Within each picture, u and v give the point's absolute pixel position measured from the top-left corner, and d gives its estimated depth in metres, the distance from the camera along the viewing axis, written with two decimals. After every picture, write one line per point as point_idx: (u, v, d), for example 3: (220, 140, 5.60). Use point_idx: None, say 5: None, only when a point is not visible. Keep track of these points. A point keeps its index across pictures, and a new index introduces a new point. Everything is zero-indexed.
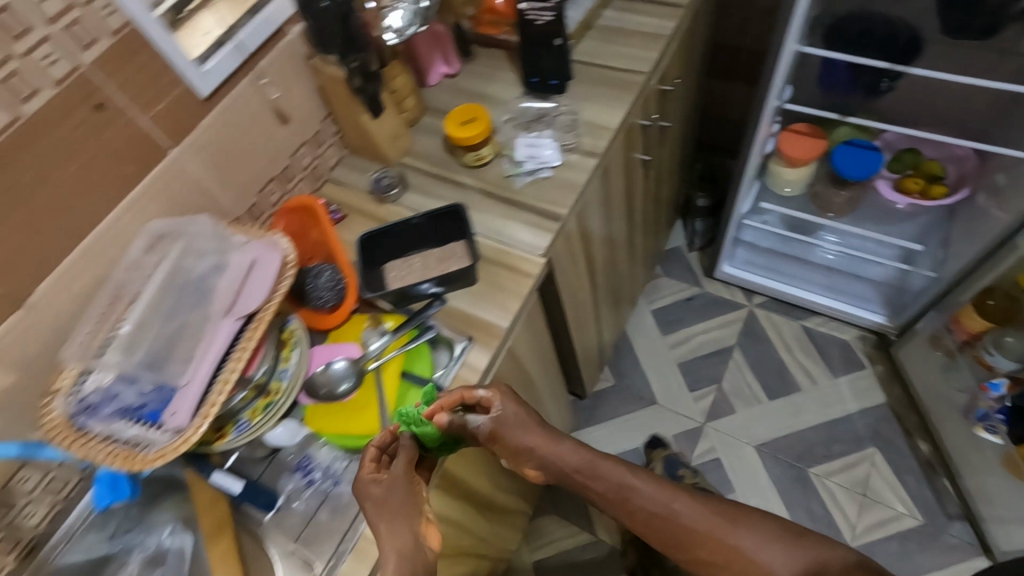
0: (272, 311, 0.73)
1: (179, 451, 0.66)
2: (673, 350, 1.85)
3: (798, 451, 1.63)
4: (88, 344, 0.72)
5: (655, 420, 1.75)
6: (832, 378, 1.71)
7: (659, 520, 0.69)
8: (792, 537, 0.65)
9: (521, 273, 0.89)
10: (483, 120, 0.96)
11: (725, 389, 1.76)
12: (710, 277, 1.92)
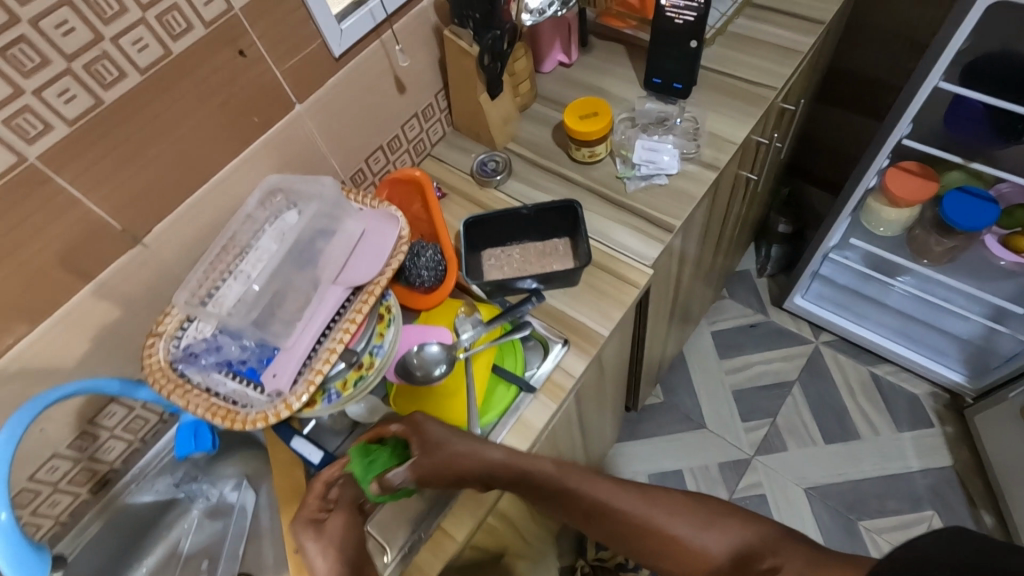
0: (383, 285, 0.70)
1: (278, 417, 0.64)
2: (729, 376, 1.78)
3: (849, 500, 1.56)
4: (194, 291, 0.71)
5: (701, 445, 1.69)
6: (896, 432, 1.63)
7: (612, 522, 0.71)
8: (716, 519, 0.68)
9: (626, 282, 0.85)
10: (604, 116, 0.91)
11: (780, 425, 1.68)
12: (779, 306, 1.85)
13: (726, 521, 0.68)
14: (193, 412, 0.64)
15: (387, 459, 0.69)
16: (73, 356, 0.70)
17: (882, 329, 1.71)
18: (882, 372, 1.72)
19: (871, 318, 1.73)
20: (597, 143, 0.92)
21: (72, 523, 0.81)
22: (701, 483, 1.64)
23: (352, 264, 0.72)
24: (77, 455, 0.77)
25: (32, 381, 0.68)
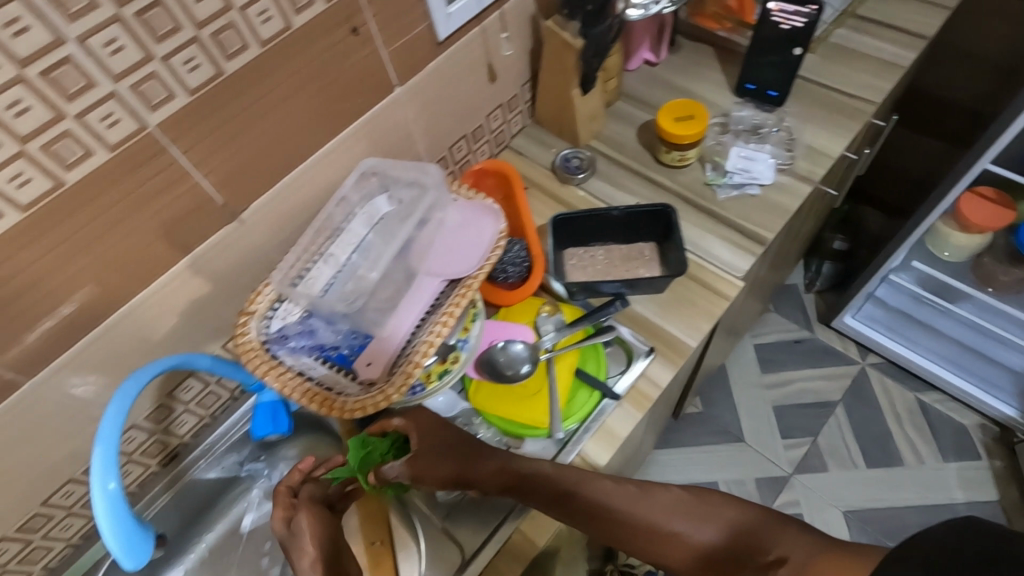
0: (482, 278, 0.68)
1: (378, 406, 0.62)
2: (771, 391, 1.73)
3: (889, 527, 1.53)
4: (287, 271, 0.70)
5: (738, 460, 1.65)
6: (940, 461, 1.59)
7: (598, 521, 0.65)
8: (709, 506, 0.67)
9: (716, 293, 0.83)
10: (700, 120, 0.88)
11: (820, 444, 1.65)
12: (825, 324, 1.80)
13: (711, 504, 0.67)
14: (290, 395, 0.63)
15: (384, 450, 0.68)
16: (161, 328, 0.69)
17: (935, 355, 1.66)
18: (929, 400, 1.68)
19: (923, 344, 1.68)
20: (691, 147, 0.89)
21: (141, 493, 0.80)
22: (736, 497, 1.61)
23: (449, 254, 0.70)
24: (154, 426, 0.76)
25: (122, 350, 0.67)
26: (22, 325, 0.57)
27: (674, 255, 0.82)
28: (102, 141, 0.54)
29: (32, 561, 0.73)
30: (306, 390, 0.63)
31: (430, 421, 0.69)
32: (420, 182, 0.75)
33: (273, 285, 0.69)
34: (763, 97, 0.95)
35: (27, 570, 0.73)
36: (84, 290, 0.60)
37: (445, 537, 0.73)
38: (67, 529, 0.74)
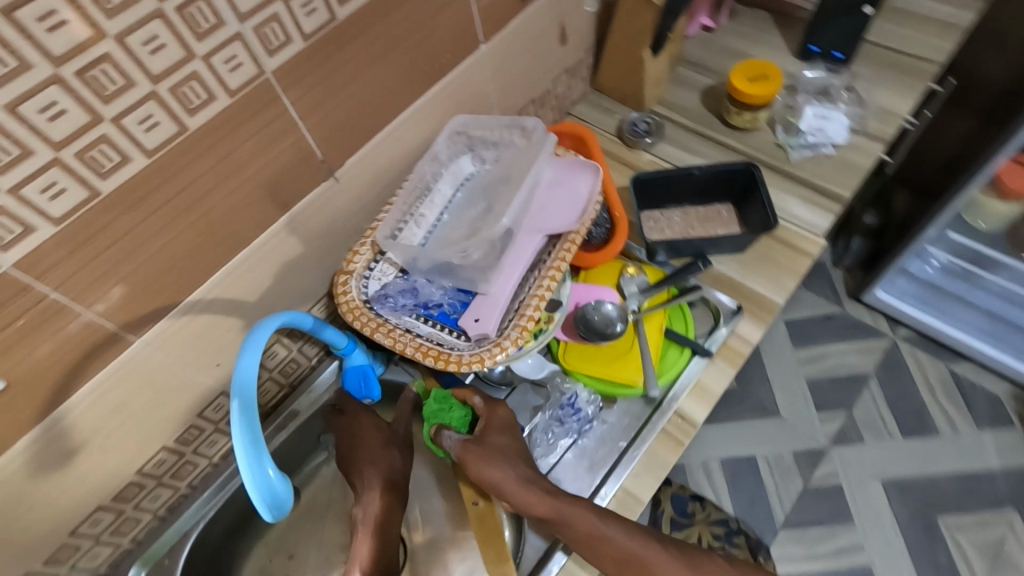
0: (585, 232, 0.67)
1: (494, 359, 0.61)
2: (804, 366, 1.67)
3: (928, 497, 1.49)
4: (387, 225, 0.70)
5: (776, 436, 1.58)
6: (975, 430, 1.56)
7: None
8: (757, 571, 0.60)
9: (798, 251, 0.83)
10: (775, 80, 0.87)
11: (855, 418, 1.59)
12: (855, 298, 1.73)
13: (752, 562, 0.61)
14: (401, 351, 0.62)
15: (453, 419, 0.72)
16: (256, 290, 0.67)
17: (970, 328, 1.62)
18: (960, 370, 1.64)
19: (956, 317, 1.64)
20: (762, 108, 0.88)
21: (224, 465, 0.79)
22: (775, 473, 1.54)
23: (548, 211, 0.70)
24: None
25: (220, 313, 0.65)
26: (137, 283, 0.55)
27: (757, 214, 0.82)
28: (224, 86, 0.51)
29: (122, 534, 0.71)
30: (417, 345, 0.62)
31: (505, 420, 0.71)
32: (508, 145, 0.76)
33: (369, 244, 0.68)
34: (829, 58, 0.95)
35: (116, 543, 0.72)
36: (194, 247, 0.58)
37: None
38: (156, 500, 0.73)
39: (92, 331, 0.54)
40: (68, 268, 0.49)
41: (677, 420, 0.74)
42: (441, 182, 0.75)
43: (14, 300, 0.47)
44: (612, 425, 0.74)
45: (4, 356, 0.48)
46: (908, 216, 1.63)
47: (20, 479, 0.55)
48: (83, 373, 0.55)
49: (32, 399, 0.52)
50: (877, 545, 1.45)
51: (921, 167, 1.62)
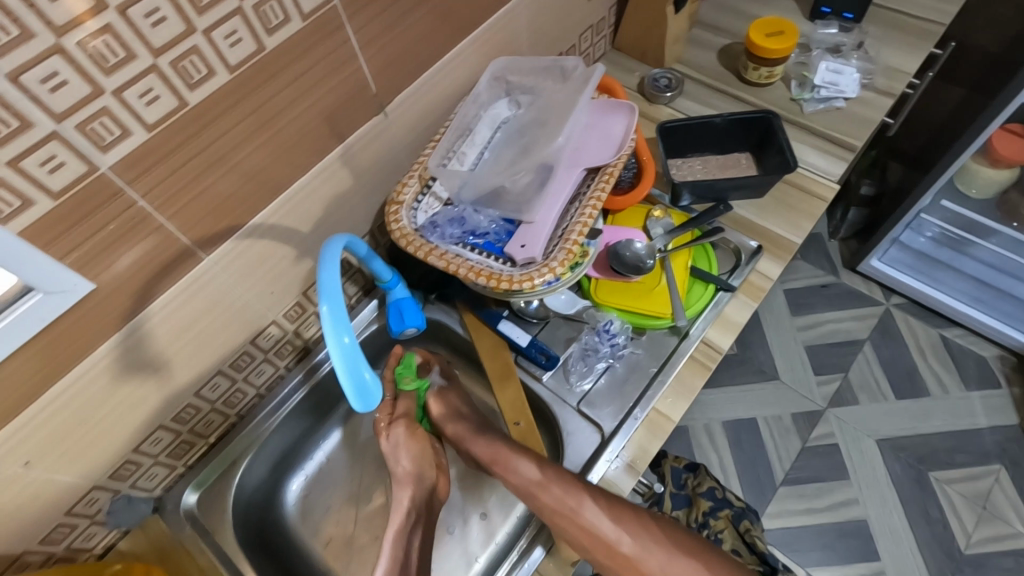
0: (622, 166, 0.71)
1: (543, 279, 0.65)
2: (804, 333, 1.62)
3: (921, 452, 1.45)
4: (437, 157, 0.74)
5: (773, 398, 1.54)
6: (963, 390, 1.52)
7: (581, 533, 0.64)
8: (685, 546, 0.68)
9: (814, 196, 0.87)
10: (791, 35, 0.92)
11: (851, 380, 1.55)
12: (850, 268, 1.70)
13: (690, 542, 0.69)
14: (455, 272, 0.66)
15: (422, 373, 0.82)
16: (309, 221, 0.70)
17: (961, 294, 1.59)
18: (950, 334, 1.61)
19: (950, 285, 1.61)
20: (778, 62, 0.93)
21: (269, 397, 0.82)
22: (775, 434, 1.49)
23: (585, 148, 0.74)
24: (289, 325, 0.78)
25: (276, 240, 0.68)
26: (209, 200, 0.58)
27: (775, 158, 0.86)
28: (298, 9, 0.54)
29: (178, 456, 0.75)
30: (470, 266, 0.67)
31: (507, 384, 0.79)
32: (544, 89, 0.78)
33: (416, 177, 0.72)
34: (839, 18, 1.00)
35: (171, 465, 0.75)
36: (259, 169, 0.61)
37: (582, 418, 0.76)
38: (208, 425, 0.77)
39: (170, 244, 0.57)
40: (157, 176, 0.52)
41: (703, 347, 0.79)
42: (480, 123, 0.78)
43: (109, 204, 0.50)
44: (643, 353, 0.79)
45: (94, 260, 0.51)
46: (903, 186, 1.56)
47: (105, 381, 0.59)
48: (159, 285, 0.58)
49: (115, 304, 0.55)
50: (873, 499, 1.41)
51: (911, 140, 1.53)
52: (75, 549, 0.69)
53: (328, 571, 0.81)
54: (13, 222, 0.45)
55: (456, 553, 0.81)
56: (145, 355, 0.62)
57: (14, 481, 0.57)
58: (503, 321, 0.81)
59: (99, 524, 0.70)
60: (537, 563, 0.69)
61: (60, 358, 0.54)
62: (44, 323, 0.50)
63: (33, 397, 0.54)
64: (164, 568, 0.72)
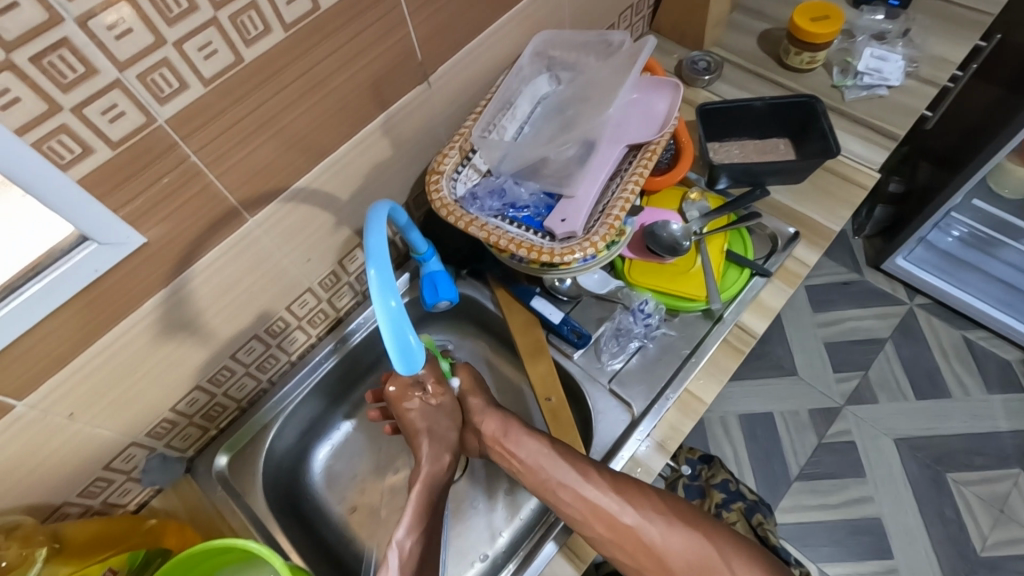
0: (665, 143, 0.70)
1: (584, 253, 0.65)
2: (823, 328, 1.52)
3: (936, 452, 1.35)
4: (480, 129, 0.74)
5: (789, 394, 1.44)
6: (984, 394, 1.40)
7: (578, 502, 0.64)
8: (686, 519, 0.65)
9: (853, 184, 0.86)
10: (836, 21, 0.90)
11: (869, 379, 1.44)
12: (874, 266, 1.58)
13: (695, 517, 0.66)
14: (496, 243, 0.67)
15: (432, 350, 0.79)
16: (349, 188, 0.70)
17: (986, 296, 1.49)
18: (974, 337, 1.49)
19: (975, 286, 1.51)
20: (822, 48, 0.91)
21: (300, 364, 0.83)
22: (791, 428, 1.40)
23: (627, 125, 0.74)
24: (323, 294, 0.79)
25: (316, 205, 0.68)
26: (257, 159, 0.58)
27: (816, 144, 0.85)
28: None
29: (211, 418, 0.76)
30: (510, 238, 0.67)
31: (537, 361, 0.79)
32: (587, 66, 0.78)
33: (457, 148, 0.73)
34: (884, 5, 0.99)
35: (205, 427, 0.76)
36: (307, 132, 0.60)
37: (612, 397, 0.76)
38: (241, 389, 0.77)
39: (217, 202, 0.57)
40: (210, 132, 0.52)
41: (737, 331, 0.78)
42: (521, 97, 0.77)
43: (162, 158, 0.50)
44: (676, 335, 0.79)
45: (147, 213, 0.52)
46: (930, 188, 1.34)
47: (147, 338, 0.60)
48: (204, 245, 0.59)
49: (162, 260, 0.56)
50: (888, 495, 1.31)
51: (940, 138, 1.29)
52: (110, 505, 0.71)
53: (353, 539, 0.82)
54: (74, 168, 0.45)
55: (480, 527, 0.82)
56: (185, 314, 0.62)
57: (58, 432, 0.58)
58: (536, 298, 0.82)
59: (134, 481, 0.71)
60: (549, 558, 0.67)
61: (106, 310, 0.54)
62: (97, 274, 0.50)
63: (80, 349, 0.54)
64: (193, 528, 0.72)
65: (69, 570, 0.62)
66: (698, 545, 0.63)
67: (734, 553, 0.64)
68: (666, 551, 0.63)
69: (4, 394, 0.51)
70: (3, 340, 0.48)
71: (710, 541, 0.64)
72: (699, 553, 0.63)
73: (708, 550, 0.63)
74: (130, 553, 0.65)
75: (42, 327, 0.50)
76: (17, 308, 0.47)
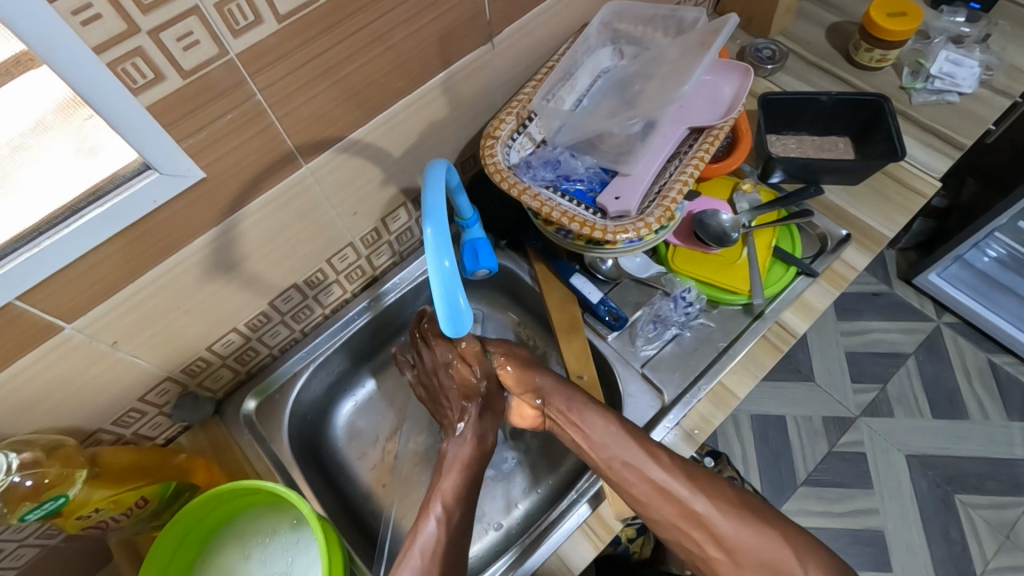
0: (728, 129, 0.69)
1: (638, 230, 0.65)
2: (848, 337, 1.48)
3: (951, 473, 1.32)
4: (540, 99, 0.73)
5: (806, 399, 1.42)
6: (1005, 420, 1.37)
7: (652, 489, 0.64)
8: (756, 515, 0.65)
9: (912, 191, 0.83)
10: (915, 17, 0.86)
11: (888, 392, 1.41)
12: (906, 280, 1.52)
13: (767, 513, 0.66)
14: (548, 214, 0.66)
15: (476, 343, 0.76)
16: (402, 145, 0.69)
17: (1018, 320, 1.43)
18: (1001, 360, 1.44)
19: (1010, 311, 1.45)
20: (896, 45, 0.87)
21: (333, 318, 0.84)
22: (803, 434, 1.39)
23: (691, 109, 0.73)
24: (363, 250, 0.78)
25: (368, 159, 0.67)
26: (321, 105, 0.57)
27: (879, 145, 0.83)
28: None
29: (243, 362, 0.77)
30: (562, 211, 0.67)
31: (570, 339, 0.78)
32: (654, 43, 0.77)
33: (515, 114, 0.72)
34: (965, 8, 0.95)
35: (236, 370, 0.77)
36: (368, 83, 0.59)
37: (644, 383, 0.76)
38: (275, 337, 0.78)
39: (277, 145, 0.56)
40: (278, 71, 0.51)
41: (777, 329, 0.76)
42: (582, 70, 0.77)
43: (228, 94, 0.49)
44: (715, 327, 0.78)
45: (208, 147, 0.51)
46: (976, 205, 1.26)
47: (193, 276, 0.60)
48: (259, 186, 0.58)
49: (215, 199, 0.55)
50: (893, 511, 1.30)
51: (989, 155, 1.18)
52: (141, 436, 0.72)
53: (370, 494, 0.83)
54: (144, 94, 0.44)
55: (497, 495, 0.82)
56: (232, 255, 0.62)
57: (101, 359, 0.58)
58: (576, 275, 0.81)
59: (165, 416, 0.72)
60: (583, 520, 0.68)
61: (156, 242, 0.54)
62: (155, 205, 0.50)
63: (130, 279, 0.55)
64: (218, 466, 0.74)
65: (104, 496, 0.61)
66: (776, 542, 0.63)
67: (801, 550, 0.63)
68: (736, 543, 0.63)
69: (55, 315, 0.51)
70: (60, 261, 0.48)
71: (778, 537, 0.63)
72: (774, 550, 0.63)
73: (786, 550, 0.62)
74: (162, 485, 0.66)
75: (97, 252, 0.50)
76: (75, 230, 0.47)
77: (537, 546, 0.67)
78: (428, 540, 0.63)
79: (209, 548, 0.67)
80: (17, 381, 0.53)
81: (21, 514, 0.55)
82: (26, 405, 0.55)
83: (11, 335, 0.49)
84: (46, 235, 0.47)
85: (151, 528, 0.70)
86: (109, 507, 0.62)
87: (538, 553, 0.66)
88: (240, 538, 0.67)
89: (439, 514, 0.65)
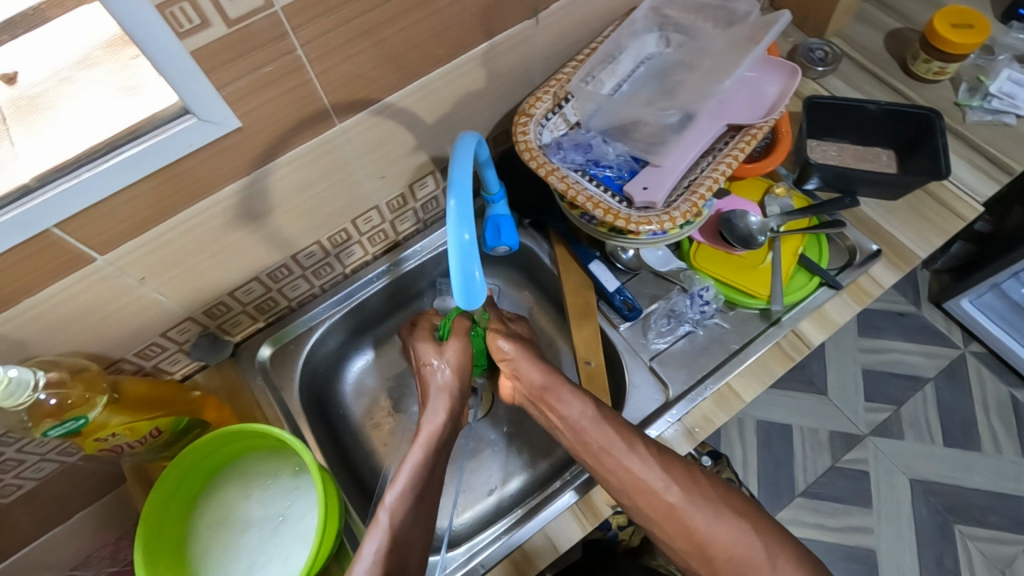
0: (767, 129, 0.68)
1: (663, 223, 0.64)
2: (867, 353, 1.45)
3: (953, 502, 1.31)
4: (578, 81, 0.73)
5: (815, 411, 1.41)
6: (1017, 457, 1.34)
7: (619, 475, 0.63)
8: (735, 510, 0.62)
9: (952, 212, 0.80)
10: (983, 29, 0.82)
11: (901, 414, 1.39)
12: (935, 303, 1.48)
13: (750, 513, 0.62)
14: (574, 197, 0.66)
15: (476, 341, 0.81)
16: (435, 113, 0.69)
17: None
18: None
19: None
20: (957, 58, 0.83)
21: (353, 277, 0.85)
22: (807, 445, 1.38)
23: (731, 105, 0.72)
24: (387, 215, 0.79)
25: (401, 124, 0.67)
26: (358, 65, 0.57)
27: (922, 161, 0.80)
28: None
29: (262, 311, 0.79)
30: (588, 196, 0.66)
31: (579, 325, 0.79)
32: (702, 33, 0.75)
33: (552, 94, 0.72)
34: None
35: (254, 317, 0.79)
36: (408, 48, 0.59)
37: (650, 375, 0.76)
38: (294, 290, 0.80)
39: (311, 101, 0.57)
40: (320, 26, 0.51)
41: (792, 336, 0.75)
42: (626, 54, 0.76)
43: (269, 46, 0.49)
44: (730, 329, 0.77)
45: (246, 96, 0.52)
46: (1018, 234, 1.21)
47: (220, 223, 0.62)
48: (290, 141, 0.59)
49: (248, 149, 0.56)
50: (889, 532, 1.29)
51: None
52: (160, 369, 0.75)
53: (371, 452, 0.86)
54: (188, 39, 0.45)
55: (493, 467, 0.84)
56: (260, 206, 0.63)
57: (126, 292, 0.61)
58: (595, 262, 0.81)
59: (184, 353, 0.75)
60: (570, 504, 0.69)
61: (187, 186, 0.55)
62: (189, 149, 0.51)
63: (160, 219, 0.56)
64: (230, 407, 0.77)
65: (120, 421, 0.64)
66: (738, 533, 0.60)
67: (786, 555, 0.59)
68: (708, 539, 0.60)
69: (88, 246, 0.53)
70: (96, 193, 0.49)
71: (755, 535, 0.60)
72: (732, 540, 0.60)
73: (752, 538, 0.60)
74: (176, 418, 0.69)
75: (132, 189, 0.52)
76: (111, 165, 0.49)
77: (525, 521, 0.69)
78: (385, 522, 0.59)
79: (215, 482, 0.70)
80: (48, 305, 0.55)
81: (44, 429, 0.57)
82: (53, 328, 0.58)
83: (45, 261, 0.52)
84: (84, 168, 0.48)
85: (161, 458, 0.74)
86: (124, 433, 0.64)
87: (525, 527, 0.68)
88: (243, 476, 0.70)
89: (390, 505, 0.60)
